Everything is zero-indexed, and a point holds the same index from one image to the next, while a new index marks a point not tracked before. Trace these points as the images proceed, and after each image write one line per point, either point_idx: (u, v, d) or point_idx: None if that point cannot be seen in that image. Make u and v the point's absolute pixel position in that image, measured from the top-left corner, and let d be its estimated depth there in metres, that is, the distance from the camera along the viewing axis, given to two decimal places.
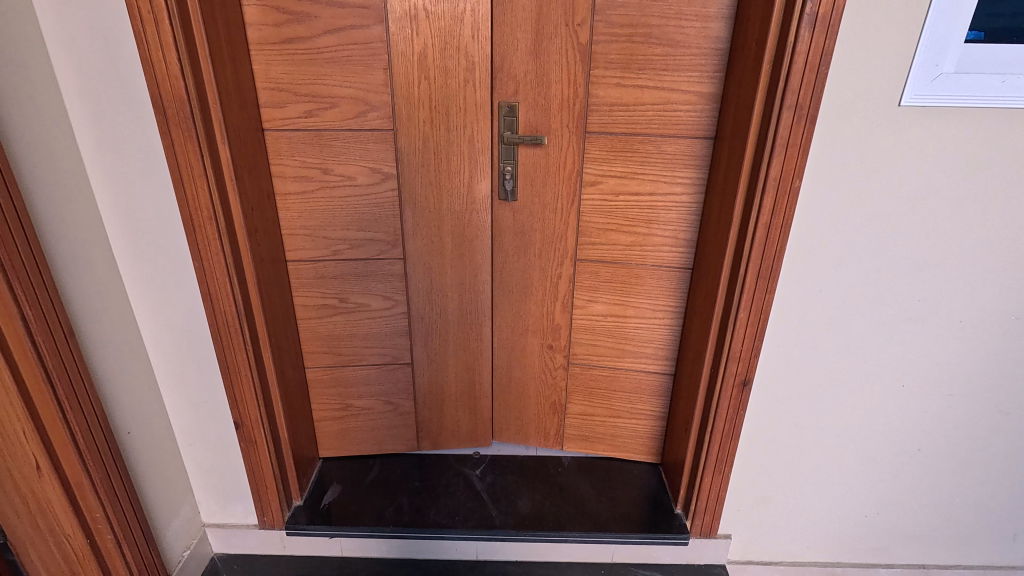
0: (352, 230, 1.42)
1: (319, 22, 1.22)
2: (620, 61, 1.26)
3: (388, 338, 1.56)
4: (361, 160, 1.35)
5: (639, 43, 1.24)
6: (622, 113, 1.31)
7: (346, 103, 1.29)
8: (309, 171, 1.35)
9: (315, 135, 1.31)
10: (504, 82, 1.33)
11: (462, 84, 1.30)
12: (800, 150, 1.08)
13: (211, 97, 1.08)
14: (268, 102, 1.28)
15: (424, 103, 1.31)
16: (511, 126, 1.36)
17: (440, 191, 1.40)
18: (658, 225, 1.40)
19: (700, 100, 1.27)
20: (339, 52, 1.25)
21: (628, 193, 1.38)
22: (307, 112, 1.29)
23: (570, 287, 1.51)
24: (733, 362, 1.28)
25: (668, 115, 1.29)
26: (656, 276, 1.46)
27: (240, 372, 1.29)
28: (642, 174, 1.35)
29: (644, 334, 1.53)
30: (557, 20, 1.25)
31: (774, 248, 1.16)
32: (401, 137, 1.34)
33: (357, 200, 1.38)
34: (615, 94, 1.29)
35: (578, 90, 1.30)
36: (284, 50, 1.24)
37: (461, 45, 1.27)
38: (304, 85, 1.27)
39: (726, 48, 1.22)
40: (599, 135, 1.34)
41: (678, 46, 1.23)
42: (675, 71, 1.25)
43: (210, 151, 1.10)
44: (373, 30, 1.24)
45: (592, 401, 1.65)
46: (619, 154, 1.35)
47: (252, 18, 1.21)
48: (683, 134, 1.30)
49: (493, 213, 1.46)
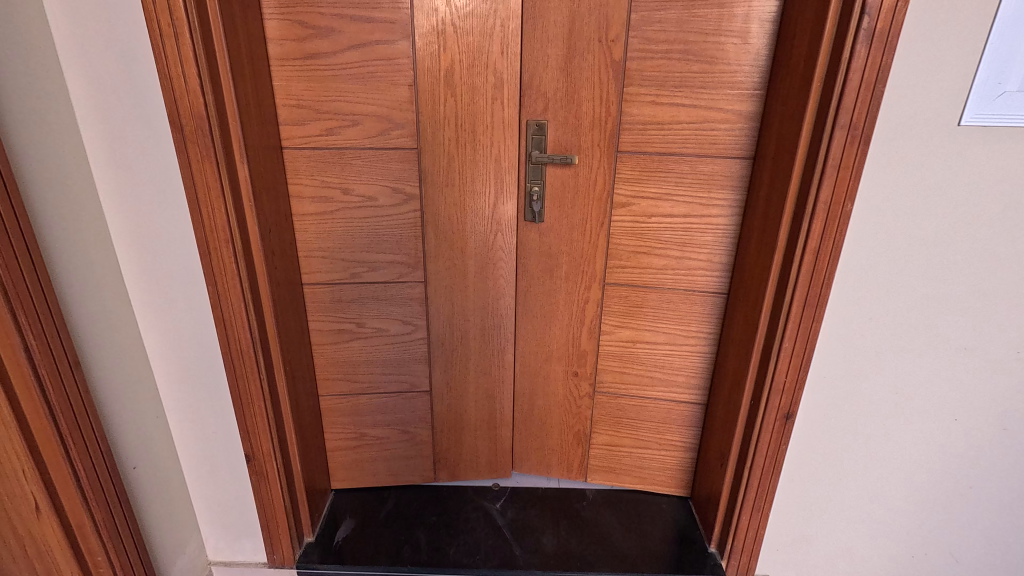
0: (371, 252, 1.35)
1: (343, 37, 1.17)
2: (655, 78, 1.21)
3: (406, 364, 1.49)
4: (383, 180, 1.29)
5: (676, 60, 1.19)
6: (657, 132, 1.25)
7: (368, 121, 1.24)
8: (328, 192, 1.29)
9: (336, 154, 1.26)
10: (532, 100, 1.27)
11: (489, 102, 1.25)
12: (852, 172, 1.01)
13: (231, 114, 1.03)
14: (287, 119, 1.22)
15: (450, 121, 1.26)
16: (540, 145, 1.30)
17: (463, 212, 1.35)
18: (691, 248, 1.34)
19: (739, 119, 1.21)
20: (363, 68, 1.19)
21: (661, 215, 1.32)
22: (328, 130, 1.24)
23: (598, 311, 1.45)
24: (776, 394, 1.21)
25: (705, 135, 1.24)
26: (689, 301, 1.39)
27: (253, 403, 1.23)
28: (676, 195, 1.30)
29: (674, 361, 1.46)
30: (590, 35, 1.20)
31: (823, 273, 1.09)
32: (425, 157, 1.28)
33: (378, 221, 1.32)
34: (650, 112, 1.24)
35: (610, 108, 1.25)
36: (306, 66, 1.18)
37: (490, 61, 1.22)
38: (325, 102, 1.21)
39: (767, 65, 1.17)
40: (631, 154, 1.28)
41: (717, 63, 1.18)
42: (713, 88, 1.20)
43: (228, 172, 1.04)
44: (399, 45, 1.19)
45: (618, 431, 1.58)
46: (652, 174, 1.29)
47: (273, 32, 1.16)
48: (720, 154, 1.25)
49: (518, 235, 1.39)
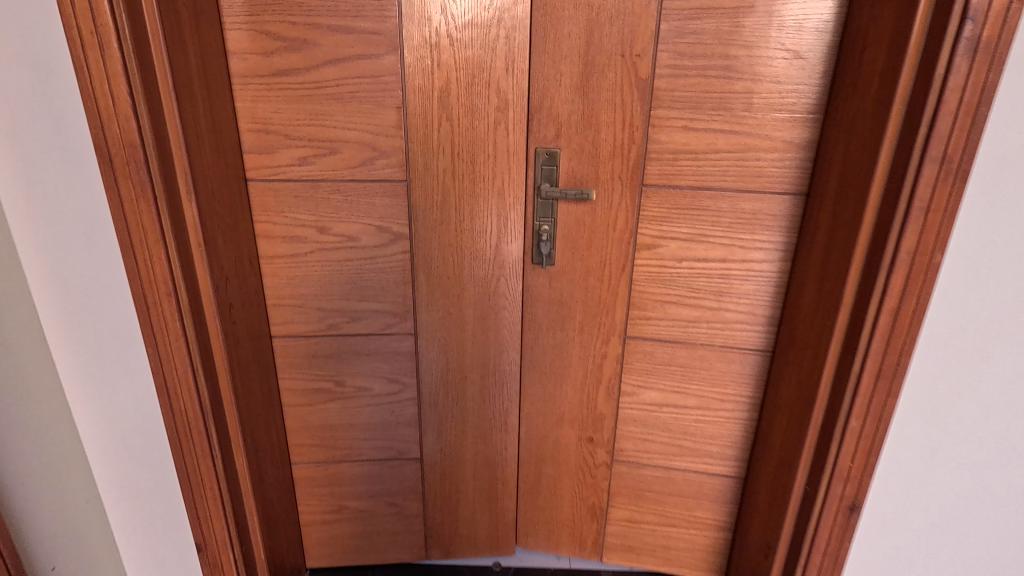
0: (353, 300, 1.16)
1: (318, 50, 0.99)
2: (690, 99, 1.02)
3: (392, 428, 1.28)
4: (366, 217, 1.10)
5: (714, 78, 1.00)
6: (690, 162, 1.06)
7: (349, 148, 1.05)
8: (302, 232, 1.10)
9: (311, 186, 1.07)
10: (541, 125, 1.08)
11: (491, 127, 1.06)
12: (944, 216, 0.81)
13: (175, 142, 0.84)
14: (253, 146, 1.04)
15: (445, 149, 1.07)
16: (551, 177, 1.10)
17: (461, 254, 1.15)
18: (729, 298, 1.14)
19: (788, 148, 1.02)
20: (343, 87, 1.01)
21: (693, 260, 1.12)
22: (301, 160, 1.05)
23: (617, 369, 1.23)
24: (839, 481, 0.99)
25: (747, 166, 1.04)
26: (725, 360, 1.19)
27: (204, 484, 1.02)
28: (712, 236, 1.10)
29: (707, 428, 1.25)
30: (611, 50, 1.01)
31: (902, 339, 0.88)
32: (416, 191, 1.09)
33: (360, 264, 1.13)
34: (682, 139, 1.05)
35: (635, 135, 1.05)
36: (275, 84, 1.00)
37: (492, 79, 1.03)
38: (298, 126, 1.03)
39: (823, 84, 0.98)
40: (659, 189, 1.08)
41: (763, 82, 0.99)
42: (758, 112, 1.01)
43: (170, 212, 0.85)
44: (385, 60, 1.00)
45: (640, 506, 1.35)
46: (683, 212, 1.09)
47: (235, 44, 0.97)
48: (765, 189, 1.05)
49: (524, 280, 1.19)
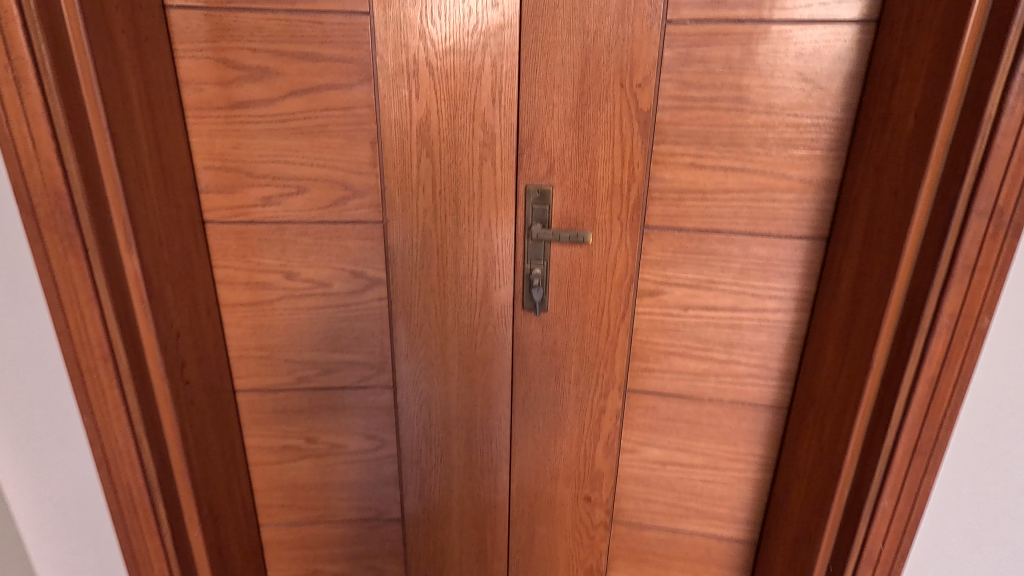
0: (325, 350, 1.05)
1: (282, 80, 0.89)
2: (697, 134, 0.92)
3: (371, 487, 1.17)
4: (338, 261, 0.99)
5: (724, 111, 0.90)
6: (696, 202, 0.95)
7: (318, 187, 0.95)
8: (267, 277, 0.99)
9: (276, 228, 0.96)
10: (530, 161, 0.96)
11: (476, 163, 0.96)
12: (993, 275, 0.70)
13: (110, 188, 0.74)
14: (211, 185, 0.93)
15: (425, 187, 0.97)
16: (543, 218, 0.99)
17: (444, 301, 1.04)
18: (740, 349, 1.03)
19: (806, 188, 0.92)
20: (310, 120, 0.91)
21: (701, 308, 1.01)
22: (265, 199, 0.95)
23: (617, 424, 1.12)
24: (868, 566, 0.87)
25: (760, 207, 0.94)
26: (735, 416, 1.08)
27: (152, 565, 0.91)
28: (721, 283, 0.99)
29: (715, 488, 1.14)
30: (609, 79, 0.91)
31: (942, 411, 0.77)
32: (393, 233, 0.99)
33: (332, 312, 1.02)
34: (687, 177, 0.95)
35: (636, 172, 0.95)
36: (234, 117, 0.90)
37: (476, 111, 0.93)
38: (261, 163, 0.93)
39: (844, 118, 0.88)
40: (662, 231, 0.98)
41: (778, 116, 0.89)
42: (772, 148, 0.91)
43: (105, 267, 0.75)
44: (357, 90, 0.90)
45: (642, 571, 1.23)
46: (689, 256, 0.99)
47: (189, 73, 0.87)
48: (781, 232, 0.95)
49: (514, 328, 1.07)
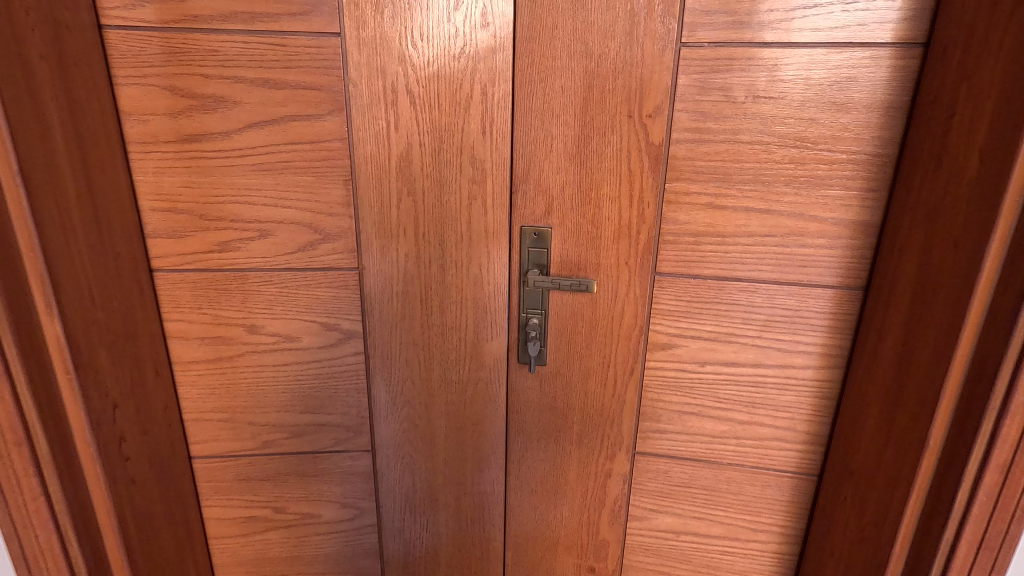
0: (294, 411, 0.92)
1: (240, 110, 0.77)
2: (715, 170, 0.81)
3: (347, 560, 1.04)
4: (308, 313, 0.87)
5: (745, 145, 0.80)
6: (714, 246, 0.85)
7: (284, 230, 0.83)
8: (226, 331, 0.87)
9: (235, 277, 0.84)
10: (527, 200, 0.86)
11: (465, 202, 0.85)
12: None
13: (24, 241, 0.62)
14: (159, 229, 0.81)
15: (407, 230, 0.85)
16: (541, 262, 0.88)
17: (429, 355, 0.92)
18: (763, 409, 0.91)
19: (840, 232, 0.81)
20: (274, 155, 0.80)
21: (719, 362, 0.90)
22: (222, 245, 0.83)
23: (625, 490, 1.00)
24: None
25: (787, 252, 0.83)
26: (758, 483, 0.95)
27: None
28: (742, 335, 0.88)
29: (736, 561, 1.01)
30: (615, 109, 0.81)
31: (1015, 500, 0.65)
32: (371, 281, 0.87)
33: (302, 369, 0.90)
34: (704, 218, 0.84)
35: (646, 211, 0.84)
36: (185, 152, 0.78)
37: (465, 144, 0.82)
38: (217, 204, 0.81)
39: (885, 154, 0.77)
40: (675, 277, 0.87)
41: (806, 151, 0.79)
42: (801, 187, 0.80)
43: (19, 335, 0.62)
44: (327, 121, 0.79)
45: None
46: (706, 305, 0.87)
47: (131, 103, 0.76)
48: (811, 280, 0.84)
49: (509, 384, 0.95)
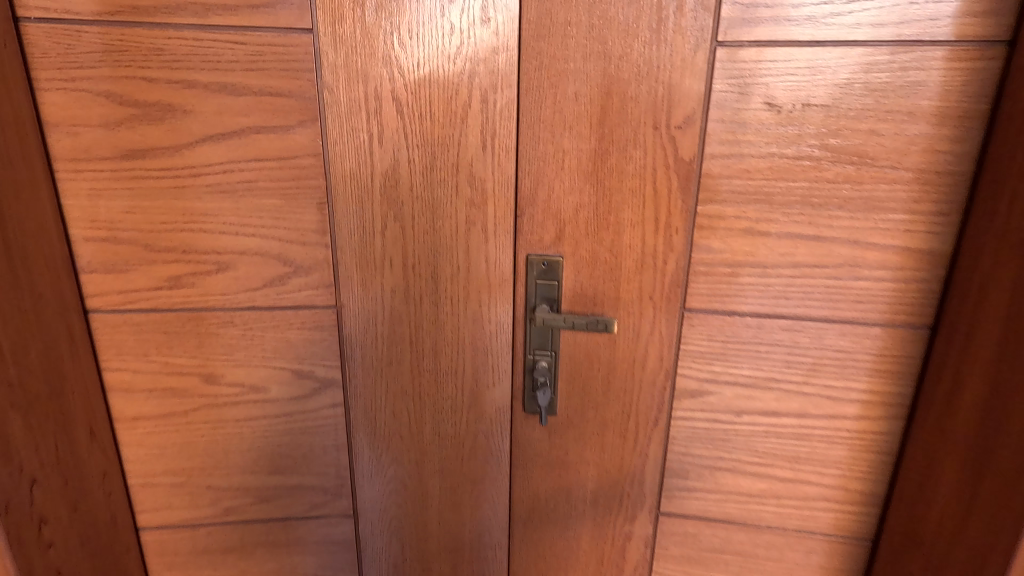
0: (261, 472, 0.79)
1: (192, 120, 0.64)
2: (756, 190, 0.70)
3: None
4: (277, 358, 0.74)
5: (791, 162, 0.68)
6: (753, 278, 0.73)
7: (247, 262, 0.70)
8: (178, 382, 0.73)
9: (188, 318, 0.71)
10: (534, 225, 0.73)
11: (462, 228, 0.72)
12: None
13: None
14: (96, 262, 0.68)
15: (393, 261, 0.72)
16: (550, 296, 0.76)
17: (420, 405, 0.79)
18: (809, 465, 0.79)
19: (902, 262, 0.69)
20: (232, 174, 0.67)
21: (757, 412, 0.77)
22: (173, 280, 0.69)
23: (647, 557, 0.86)
24: None
25: (839, 285, 0.71)
26: (802, 549, 0.82)
27: None
28: (785, 381, 0.76)
29: None
30: (639, 119, 0.69)
31: None
32: (352, 320, 0.74)
33: (270, 423, 0.76)
34: (741, 246, 0.72)
35: (674, 238, 0.73)
36: (125, 171, 0.65)
37: (462, 161, 0.70)
38: (165, 233, 0.68)
39: (956, 172, 0.66)
40: (706, 314, 0.75)
41: (864, 168, 0.67)
42: (857, 210, 0.68)
43: None
44: (297, 134, 0.66)
45: None
46: (743, 346, 0.75)
47: (59, 112, 0.63)
48: (867, 318, 0.72)
49: (513, 437, 0.82)
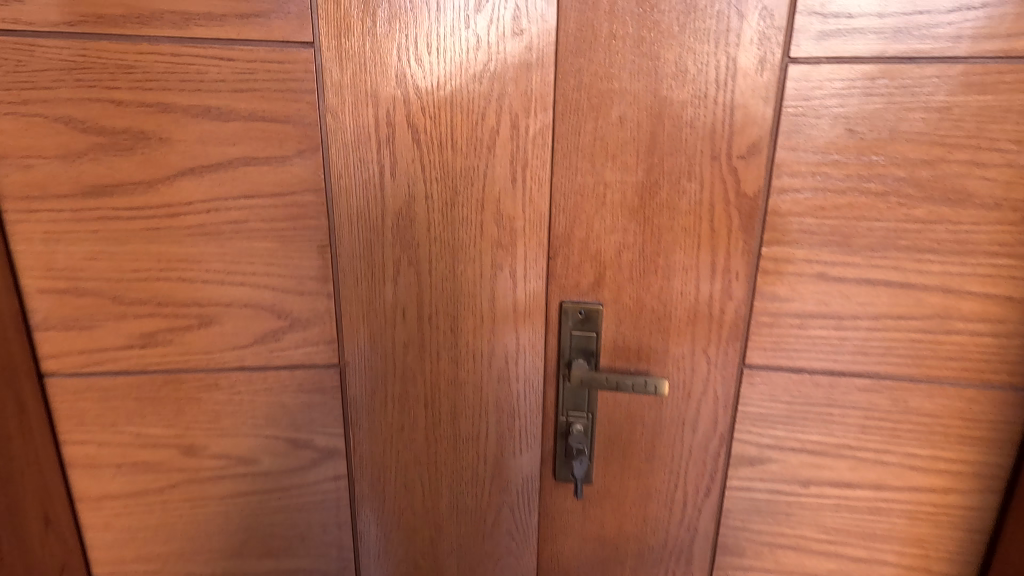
0: (250, 555, 0.67)
1: (169, 150, 0.54)
2: (831, 231, 0.60)
3: None
4: (269, 426, 0.63)
5: (874, 198, 0.58)
6: (824, 331, 0.62)
7: (234, 315, 0.59)
8: (151, 454, 0.62)
9: (164, 381, 0.60)
10: (569, 268, 0.64)
11: (487, 273, 0.62)
12: None
13: None
14: (53, 318, 0.57)
15: (407, 312, 0.62)
16: (588, 350, 0.66)
17: (435, 475, 0.68)
18: (885, 544, 0.68)
19: (1002, 314, 0.59)
20: (217, 213, 0.56)
21: (827, 483, 0.67)
22: (146, 338, 0.58)
23: None
24: None
25: (926, 340, 0.61)
26: None
27: None
28: (860, 448, 0.65)
29: None
30: (695, 148, 0.59)
31: None
32: (357, 381, 0.63)
33: (260, 500, 0.65)
34: (812, 294, 0.62)
35: (733, 283, 0.63)
36: (88, 211, 0.54)
37: (488, 196, 0.60)
38: (137, 282, 0.57)
39: None
40: (769, 371, 0.65)
41: (960, 205, 0.57)
42: (951, 254, 0.58)
43: None
44: (294, 166, 0.56)
45: None
46: (811, 408, 0.65)
47: (7, 141, 0.52)
48: (959, 377, 0.62)
49: (541, 510, 0.71)
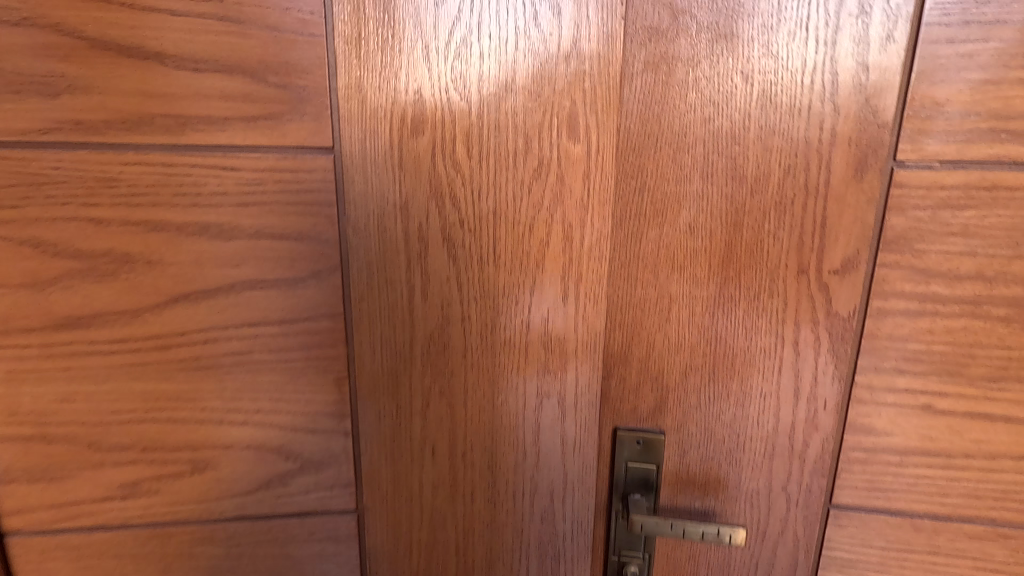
0: None
1: (157, 275, 0.45)
2: (940, 358, 0.51)
3: None
4: None
5: (991, 323, 0.49)
6: (927, 470, 0.53)
7: (235, 458, 0.50)
8: None
9: (151, 535, 0.51)
10: (625, 392, 0.55)
11: (531, 403, 0.53)
12: None
13: None
14: (17, 468, 0.48)
15: (437, 448, 0.53)
16: (647, 484, 0.56)
17: None
18: None
19: None
20: (215, 345, 0.47)
21: None
22: (129, 487, 0.49)
23: None
24: None
25: None
26: None
27: None
28: None
29: None
30: (777, 261, 0.51)
31: None
32: (378, 526, 0.54)
33: None
34: (913, 428, 0.52)
35: (818, 413, 0.54)
36: (60, 346, 0.45)
37: (535, 317, 0.51)
38: (119, 425, 0.48)
39: None
40: (860, 513, 0.55)
41: None
42: None
43: None
44: (308, 289, 0.47)
45: None
46: (909, 556, 0.55)
47: None
48: None
49: None
